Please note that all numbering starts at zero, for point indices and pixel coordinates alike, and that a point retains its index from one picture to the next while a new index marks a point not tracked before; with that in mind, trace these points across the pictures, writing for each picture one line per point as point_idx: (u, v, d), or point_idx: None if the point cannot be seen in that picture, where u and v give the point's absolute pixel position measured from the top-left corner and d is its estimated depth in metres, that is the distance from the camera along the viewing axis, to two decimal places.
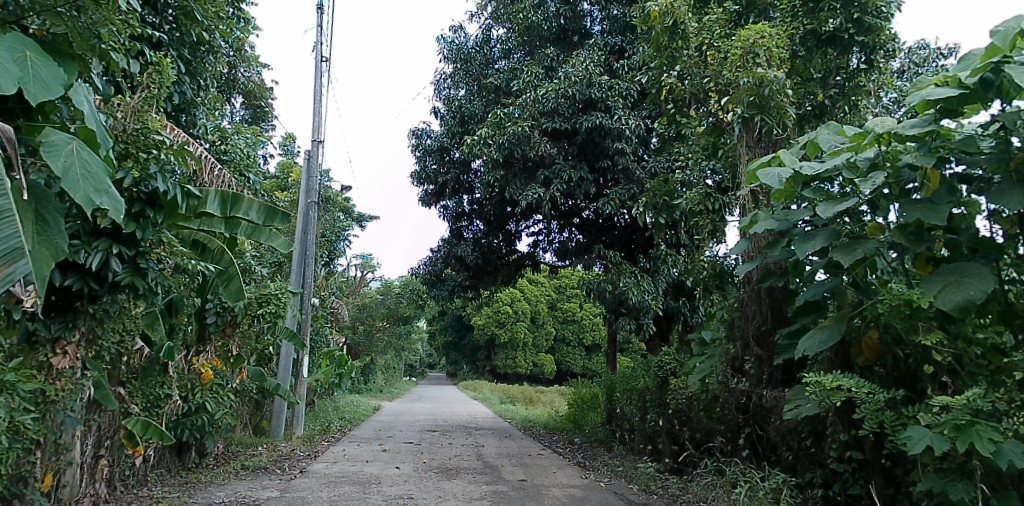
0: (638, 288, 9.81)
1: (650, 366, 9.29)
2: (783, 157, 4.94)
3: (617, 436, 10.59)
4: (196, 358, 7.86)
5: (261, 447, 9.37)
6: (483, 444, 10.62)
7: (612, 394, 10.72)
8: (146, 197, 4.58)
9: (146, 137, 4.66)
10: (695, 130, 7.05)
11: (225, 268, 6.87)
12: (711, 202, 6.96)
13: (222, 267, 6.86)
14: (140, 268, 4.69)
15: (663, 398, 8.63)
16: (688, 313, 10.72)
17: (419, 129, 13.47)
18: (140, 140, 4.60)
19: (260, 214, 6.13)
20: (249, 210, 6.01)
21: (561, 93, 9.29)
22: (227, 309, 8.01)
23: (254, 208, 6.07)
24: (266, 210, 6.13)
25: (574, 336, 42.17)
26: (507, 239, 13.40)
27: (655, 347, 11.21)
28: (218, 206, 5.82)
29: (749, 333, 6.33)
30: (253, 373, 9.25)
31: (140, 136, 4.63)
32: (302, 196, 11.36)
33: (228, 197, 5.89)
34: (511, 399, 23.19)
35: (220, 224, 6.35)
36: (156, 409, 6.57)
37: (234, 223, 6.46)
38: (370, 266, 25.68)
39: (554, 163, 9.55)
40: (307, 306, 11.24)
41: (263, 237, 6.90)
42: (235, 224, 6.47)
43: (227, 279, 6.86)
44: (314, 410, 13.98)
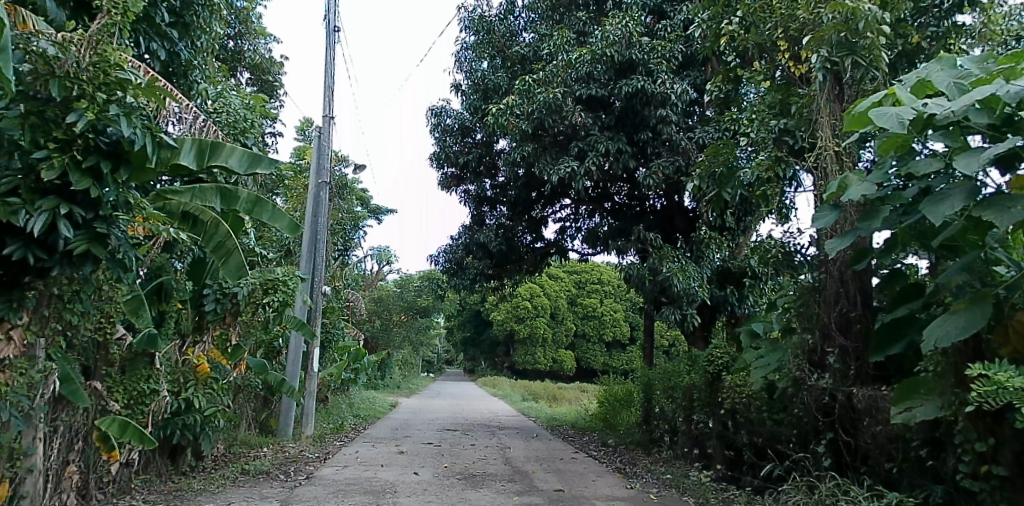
0: (683, 273, 8.67)
1: (697, 360, 8.32)
2: (899, 96, 3.93)
3: (656, 439, 9.61)
4: (191, 350, 7.07)
5: (267, 448, 8.57)
6: (510, 446, 9.69)
7: (651, 393, 9.74)
8: (108, 148, 4.08)
9: (108, 75, 3.94)
10: (759, 85, 6.06)
11: (221, 241, 6.08)
12: (783, 168, 5.76)
13: (218, 240, 6.06)
14: (97, 234, 4.18)
15: (714, 397, 7.65)
16: (736, 304, 9.65)
17: (437, 107, 12.48)
18: (101, 78, 3.89)
19: (238, 159, 5.46)
20: (226, 155, 5.35)
21: (597, 56, 8.31)
22: (227, 295, 7.21)
23: (231, 153, 5.42)
24: (246, 156, 5.50)
25: (595, 332, 41.06)
26: (532, 226, 12.50)
27: (695, 344, 10.14)
28: (196, 158, 5.20)
29: (831, 319, 5.33)
30: (256, 366, 8.31)
31: (100, 74, 3.91)
32: (311, 176, 10.46)
33: (207, 146, 5.32)
34: (532, 396, 22.24)
35: (216, 196, 5.93)
36: (141, 406, 5.77)
37: (231, 195, 6.02)
38: (386, 258, 24.84)
39: (589, 134, 8.59)
40: (319, 295, 10.39)
41: (262, 211, 6.19)
42: (233, 197, 6.01)
43: (225, 255, 6.12)
44: (327, 407, 13.16)
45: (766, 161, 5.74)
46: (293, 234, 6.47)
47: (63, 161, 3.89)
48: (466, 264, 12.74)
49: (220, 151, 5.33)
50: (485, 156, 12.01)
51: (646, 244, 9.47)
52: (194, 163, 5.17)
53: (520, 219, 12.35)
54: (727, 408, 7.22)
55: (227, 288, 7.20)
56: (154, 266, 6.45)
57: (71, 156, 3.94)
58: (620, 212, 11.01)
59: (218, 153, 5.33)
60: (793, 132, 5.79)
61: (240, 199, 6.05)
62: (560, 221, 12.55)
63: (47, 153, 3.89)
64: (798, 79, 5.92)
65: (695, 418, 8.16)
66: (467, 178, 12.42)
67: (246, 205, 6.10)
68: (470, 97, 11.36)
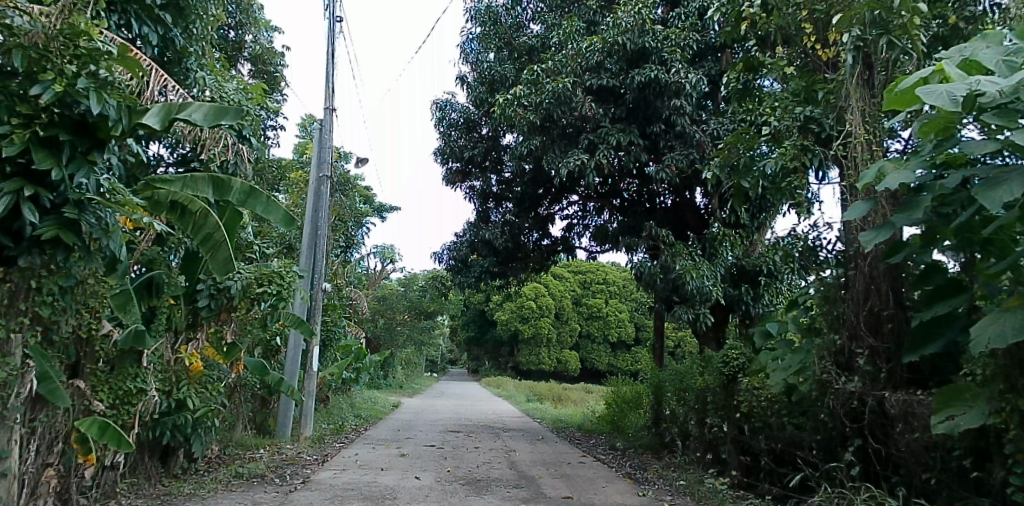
0: (697, 271, 8.32)
1: (710, 362, 7.99)
2: (948, 72, 3.65)
3: (667, 443, 9.28)
4: (184, 347, 6.79)
5: (264, 449, 8.29)
6: (515, 449, 9.38)
7: (661, 395, 9.41)
8: (76, 122, 3.98)
9: (76, 46, 3.82)
10: (782, 71, 5.73)
11: (209, 233, 5.66)
12: (808, 158, 5.41)
13: (206, 233, 5.64)
14: (67, 221, 4.07)
15: (728, 400, 7.32)
16: (751, 304, 9.23)
17: (442, 100, 12.17)
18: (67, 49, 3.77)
19: (204, 112, 4.52)
20: (189, 108, 4.42)
21: (608, 44, 8.00)
22: (221, 290, 6.94)
23: (194, 106, 4.49)
24: (212, 107, 4.55)
25: (600, 333, 40.68)
26: (538, 223, 12.18)
27: (707, 345, 9.79)
28: (158, 118, 4.30)
29: (860, 319, 5.00)
30: (253, 367, 7.91)
31: (68, 44, 3.79)
32: (312, 170, 10.14)
33: (167, 105, 4.40)
34: (537, 397, 21.90)
35: (208, 185, 5.65)
36: (127, 406, 5.50)
37: (224, 185, 5.73)
38: (389, 256, 24.56)
39: (599, 126, 8.26)
40: (319, 292, 10.08)
41: (256, 202, 5.86)
42: (226, 187, 5.72)
43: (214, 247, 5.73)
44: (328, 408, 12.87)
45: (791, 150, 5.40)
46: (289, 229, 6.12)
47: (27, 138, 3.78)
48: (471, 262, 12.40)
49: (180, 105, 4.40)
50: (491, 151, 11.71)
51: (657, 241, 9.12)
52: (157, 122, 4.27)
53: (526, 216, 12.02)
54: (744, 412, 6.89)
55: (221, 282, 6.94)
56: (145, 259, 6.18)
57: (35, 132, 3.82)
58: (629, 208, 10.67)
59: (179, 108, 4.41)
60: (819, 120, 5.45)
61: (233, 189, 5.74)
62: (567, 218, 12.22)
63: (9, 128, 3.74)
64: (823, 64, 5.59)
65: (708, 422, 7.84)
66: (472, 174, 12.10)
67: (239, 197, 5.78)
68: (476, 90, 11.05)
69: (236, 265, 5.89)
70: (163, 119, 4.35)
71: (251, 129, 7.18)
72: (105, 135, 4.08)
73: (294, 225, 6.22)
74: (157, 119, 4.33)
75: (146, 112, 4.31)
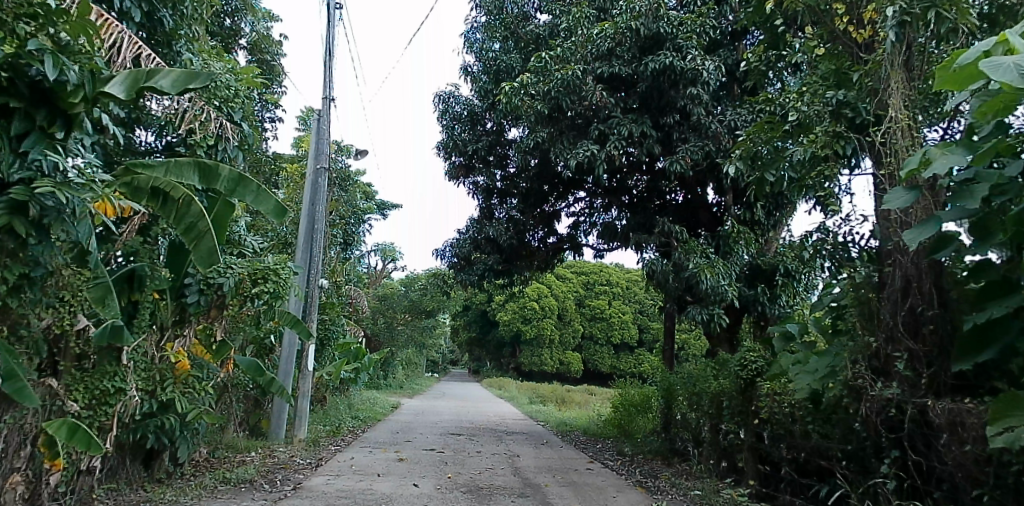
0: (712, 270, 7.86)
1: (726, 365, 7.58)
2: (1012, 44, 3.20)
3: (678, 449, 8.88)
4: (170, 344, 6.41)
5: (256, 452, 7.91)
6: (518, 455, 8.97)
7: (673, 399, 9.01)
8: (30, 91, 4.03)
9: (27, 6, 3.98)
10: (811, 52, 5.31)
11: (192, 221, 5.36)
12: (842, 146, 4.96)
13: (189, 221, 5.35)
14: (17, 206, 4.00)
15: (746, 406, 6.91)
16: (767, 304, 8.79)
17: (445, 92, 11.75)
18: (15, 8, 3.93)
19: (172, 79, 4.52)
20: (155, 74, 4.43)
21: (620, 30, 7.58)
22: (211, 286, 6.57)
23: (162, 73, 4.49)
24: (181, 73, 4.54)
25: (603, 334, 40.25)
26: (544, 220, 11.79)
27: (719, 348, 9.37)
28: (123, 86, 4.30)
29: (898, 320, 4.60)
30: (245, 365, 7.47)
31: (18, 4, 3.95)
32: (309, 161, 9.73)
33: (134, 73, 4.42)
34: (540, 399, 21.44)
35: (193, 171, 5.39)
36: (105, 407, 5.15)
37: (211, 172, 5.47)
38: (390, 255, 24.18)
39: (610, 116, 7.83)
40: (315, 289, 9.65)
41: (243, 189, 5.58)
42: (213, 174, 5.45)
43: (196, 237, 5.41)
44: (324, 409, 12.47)
45: (822, 137, 4.96)
46: (278, 220, 5.84)
47: None
48: (474, 259, 11.98)
49: (147, 72, 4.41)
50: (496, 145, 11.30)
51: (670, 239, 8.65)
52: (122, 91, 4.28)
53: (532, 213, 11.59)
54: (764, 419, 6.48)
55: (211, 277, 6.55)
56: (129, 250, 5.83)
57: None
58: (637, 205, 10.32)
59: (147, 76, 4.42)
60: (853, 105, 5.02)
61: (221, 177, 5.47)
62: (573, 215, 11.88)
63: None
64: (856, 45, 5.17)
65: (724, 428, 7.44)
66: (476, 168, 11.69)
67: (226, 184, 5.51)
68: (480, 81, 10.67)
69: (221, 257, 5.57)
70: (129, 87, 4.36)
71: (242, 115, 6.79)
72: (66, 105, 4.16)
73: (286, 217, 5.89)
74: (123, 88, 4.33)
75: (114, 81, 4.33)
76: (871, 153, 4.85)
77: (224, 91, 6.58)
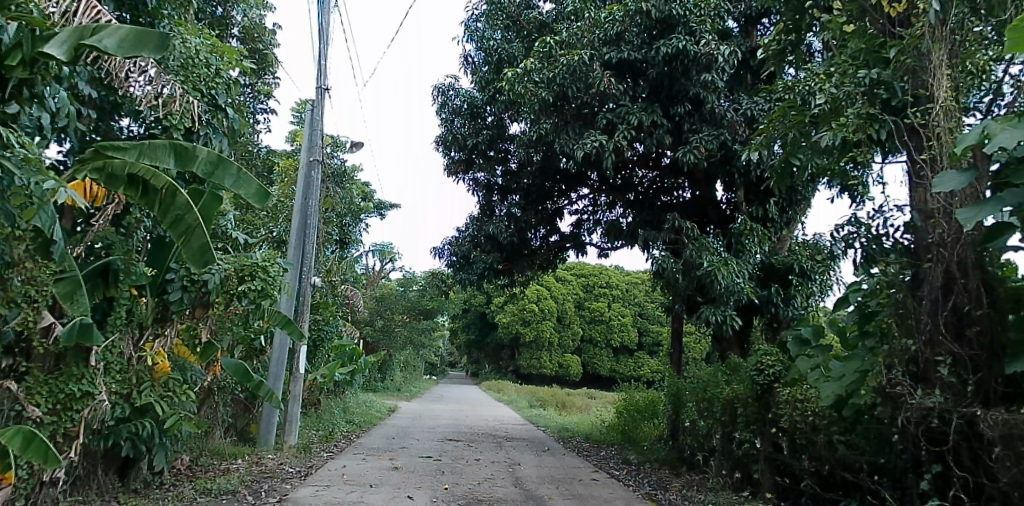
0: (727, 268, 7.42)
1: (741, 369, 7.16)
2: None
3: (687, 458, 8.47)
4: (150, 344, 5.95)
5: (242, 460, 7.49)
6: (519, 462, 8.55)
7: (682, 406, 8.60)
8: None
9: None
10: (840, 30, 4.90)
11: (180, 214, 4.96)
12: (875, 129, 4.56)
13: (176, 213, 4.95)
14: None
15: (763, 414, 6.50)
16: (781, 306, 8.39)
17: (444, 84, 11.35)
18: None
19: (118, 40, 4.07)
20: (98, 32, 4.01)
21: (629, 13, 7.20)
22: (195, 283, 6.12)
23: (108, 33, 4.06)
24: (127, 33, 4.09)
25: (602, 337, 39.88)
26: (546, 218, 11.42)
27: (729, 352, 8.95)
28: (61, 47, 3.94)
29: (938, 320, 4.19)
30: (232, 367, 6.99)
31: None
32: (303, 153, 9.31)
33: (79, 31, 4.03)
34: (540, 403, 21.04)
35: (169, 154, 4.91)
36: (70, 412, 4.74)
37: (188, 154, 4.96)
38: (389, 255, 23.78)
39: (619, 104, 7.43)
40: (307, 287, 9.20)
41: (223, 173, 5.11)
42: (190, 156, 4.96)
43: (185, 231, 4.99)
44: (318, 413, 12.04)
45: (855, 120, 4.54)
46: (262, 206, 5.33)
47: None
48: (474, 258, 11.48)
49: (92, 30, 4.02)
50: (496, 140, 10.90)
51: (681, 236, 8.18)
52: (60, 53, 3.92)
53: (534, 211, 11.17)
54: (784, 427, 6.08)
55: (196, 273, 6.08)
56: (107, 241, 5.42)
57: None
58: (642, 203, 10.12)
59: (91, 33, 4.02)
60: (888, 85, 4.60)
61: (198, 158, 4.97)
62: (576, 213, 11.56)
63: None
64: (890, 21, 4.75)
65: (738, 437, 7.03)
66: (476, 164, 11.28)
67: (203, 166, 5.01)
68: (481, 72, 10.26)
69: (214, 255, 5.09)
70: (70, 47, 3.98)
71: (225, 99, 6.39)
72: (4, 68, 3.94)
73: (269, 199, 5.40)
74: (64, 50, 3.96)
75: (57, 40, 3.99)
76: (911, 136, 4.47)
77: (207, 72, 6.15)
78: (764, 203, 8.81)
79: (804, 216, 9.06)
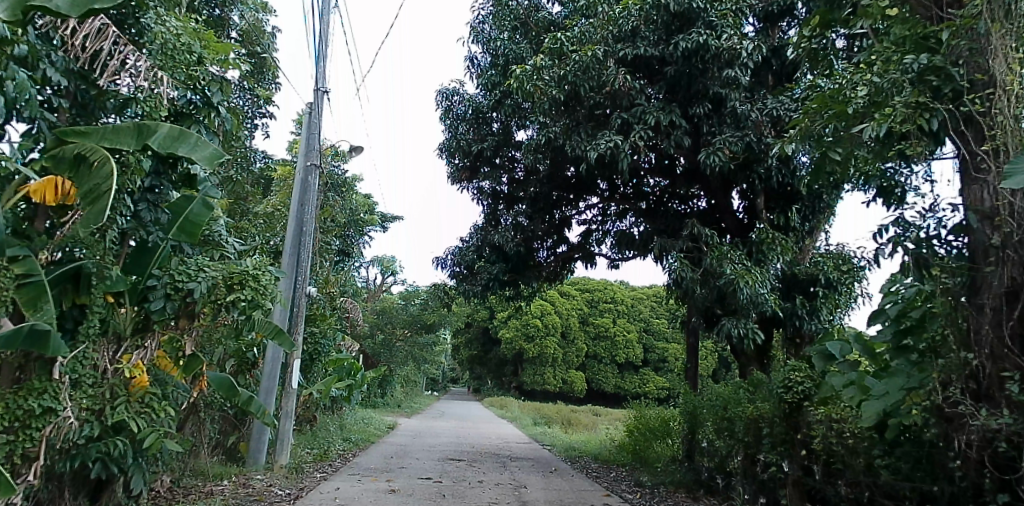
0: (751, 276, 6.96)
1: (764, 387, 6.67)
2: None
3: (704, 481, 7.95)
4: (128, 356, 5.49)
5: (228, 481, 7.01)
6: (526, 484, 8.03)
7: (698, 425, 8.09)
8: None
9: None
10: (882, 14, 4.48)
11: (101, 183, 4.54)
12: (926, 117, 4.11)
13: (97, 182, 4.54)
14: None
15: (792, 435, 6.00)
16: (805, 319, 7.95)
17: (449, 89, 10.99)
18: None
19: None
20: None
21: (645, 7, 6.87)
22: (179, 291, 5.63)
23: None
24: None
25: (607, 353, 39.32)
26: (554, 227, 11.02)
27: (749, 369, 8.42)
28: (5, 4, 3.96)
29: (1004, 332, 3.75)
30: (217, 382, 6.53)
31: None
32: (300, 157, 8.85)
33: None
34: (544, 420, 20.47)
35: (129, 135, 4.78)
36: (29, 430, 4.27)
37: (147, 131, 4.83)
38: (392, 268, 23.40)
39: (635, 103, 7.04)
40: (302, 298, 8.67)
41: (182, 145, 5.00)
42: (149, 131, 4.82)
43: (96, 201, 4.50)
44: (313, 430, 11.55)
45: (903, 109, 4.13)
46: (212, 167, 5.09)
47: None
48: (478, 268, 10.96)
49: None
50: (503, 146, 10.46)
51: (700, 245, 7.69)
52: (3, 11, 3.94)
53: (541, 220, 10.73)
54: (816, 451, 5.58)
55: (180, 281, 5.61)
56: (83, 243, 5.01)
57: None
58: (654, 212, 9.81)
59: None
60: (940, 71, 4.14)
61: (157, 132, 4.84)
62: (584, 223, 11.16)
63: None
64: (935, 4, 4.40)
65: (763, 460, 6.51)
66: (482, 171, 10.85)
67: (162, 141, 4.87)
68: (488, 75, 9.87)
69: (110, 223, 4.45)
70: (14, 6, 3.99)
71: (220, 97, 5.80)
72: None
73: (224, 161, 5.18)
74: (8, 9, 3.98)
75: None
76: (968, 127, 4.08)
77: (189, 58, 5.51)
78: (786, 211, 8.53)
79: (826, 225, 8.64)
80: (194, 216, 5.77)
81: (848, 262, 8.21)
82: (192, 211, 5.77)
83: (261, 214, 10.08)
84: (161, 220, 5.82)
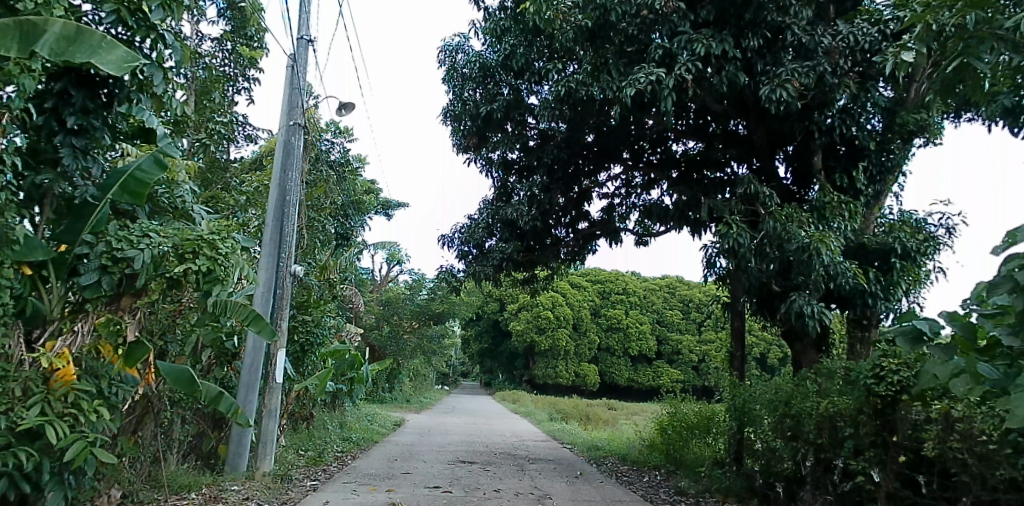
0: (822, 240, 5.75)
1: (841, 376, 5.46)
2: None
3: (759, 489, 6.76)
4: (51, 345, 4.35)
5: (195, 495, 5.89)
6: (550, 493, 6.87)
7: (751, 423, 6.89)
8: None
9: None
10: None
11: None
12: None
13: None
14: None
15: (886, 438, 4.81)
16: (878, 295, 6.70)
17: (453, 45, 9.82)
18: None
19: None
20: None
21: None
22: (118, 262, 4.49)
23: None
24: None
25: (620, 345, 38.15)
26: (573, 200, 9.85)
27: (807, 356, 7.24)
28: None
29: None
30: (170, 375, 5.19)
31: None
32: (282, 117, 7.73)
33: None
34: (560, 415, 19.35)
35: (11, 37, 3.67)
36: None
37: (36, 32, 3.76)
38: (398, 258, 22.36)
39: (678, 32, 5.92)
40: (286, 278, 7.48)
41: (81, 51, 3.90)
42: (39, 31, 3.77)
43: None
44: (309, 431, 10.42)
45: None
46: (120, 72, 3.97)
47: None
48: (489, 249, 9.73)
49: None
50: (514, 109, 9.13)
51: (755, 207, 6.47)
52: None
53: (559, 191, 9.51)
54: (929, 458, 4.36)
55: (118, 249, 4.46)
56: None
57: None
58: (688, 178, 8.64)
59: None
60: None
61: (52, 33, 3.80)
62: (606, 197, 10.03)
63: None
64: None
65: (843, 467, 5.32)
66: (491, 138, 9.50)
67: (55, 47, 3.79)
68: (496, 21, 8.69)
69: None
70: None
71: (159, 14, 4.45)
72: None
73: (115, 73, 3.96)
74: None
75: None
76: None
77: None
78: (849, 170, 7.23)
79: (895, 186, 7.43)
80: (139, 173, 4.72)
81: (923, 229, 7.00)
82: (137, 167, 4.73)
83: (244, 189, 8.92)
84: (93, 172, 4.75)
